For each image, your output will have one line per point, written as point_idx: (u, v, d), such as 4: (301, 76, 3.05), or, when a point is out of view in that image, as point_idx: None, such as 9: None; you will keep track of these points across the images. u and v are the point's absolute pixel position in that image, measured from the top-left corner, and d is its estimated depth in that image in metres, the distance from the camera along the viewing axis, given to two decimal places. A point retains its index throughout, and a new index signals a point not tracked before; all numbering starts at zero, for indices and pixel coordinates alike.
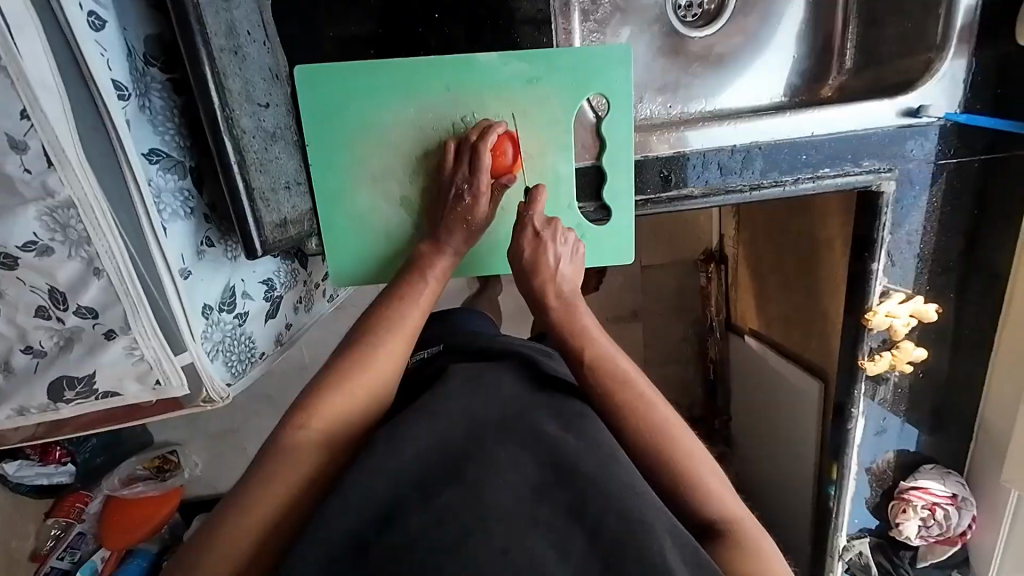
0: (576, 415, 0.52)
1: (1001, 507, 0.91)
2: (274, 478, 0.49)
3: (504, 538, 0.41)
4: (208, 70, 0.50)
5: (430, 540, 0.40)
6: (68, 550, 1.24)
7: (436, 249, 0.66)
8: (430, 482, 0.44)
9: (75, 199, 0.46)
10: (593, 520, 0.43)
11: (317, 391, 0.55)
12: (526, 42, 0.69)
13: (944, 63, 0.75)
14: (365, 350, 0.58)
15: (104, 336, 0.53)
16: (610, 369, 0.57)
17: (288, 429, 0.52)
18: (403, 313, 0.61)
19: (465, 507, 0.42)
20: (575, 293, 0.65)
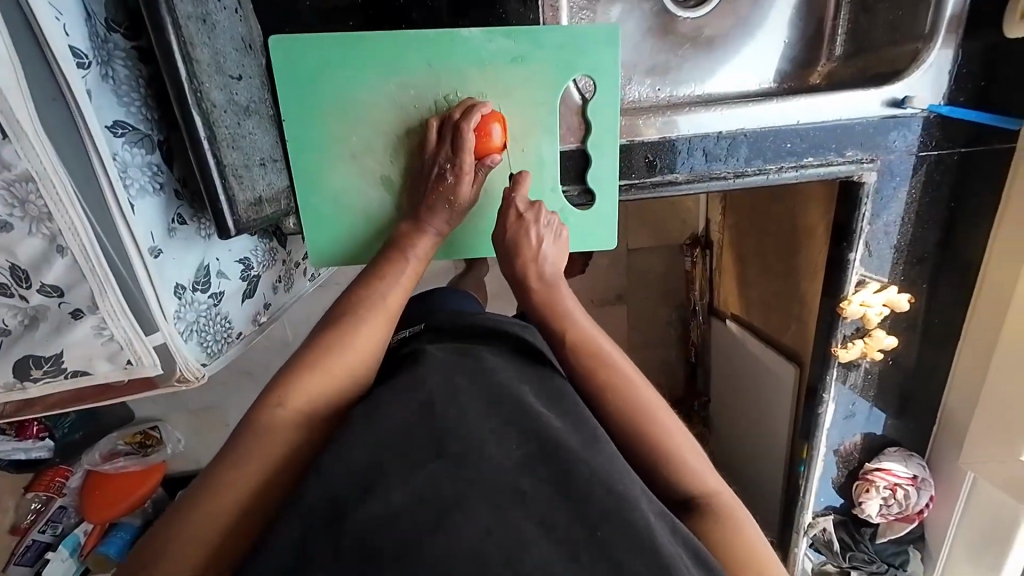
0: (558, 397, 0.54)
1: (958, 487, 0.96)
2: (252, 454, 0.49)
3: (488, 513, 0.41)
4: (174, 40, 0.47)
5: (409, 519, 0.41)
6: (50, 524, 1.25)
7: (417, 230, 0.65)
8: (412, 461, 0.45)
9: (34, 173, 0.44)
10: (577, 501, 0.44)
11: (295, 369, 0.54)
12: (512, 19, 0.67)
13: (932, 54, 0.75)
14: (343, 330, 0.57)
15: (70, 316, 0.51)
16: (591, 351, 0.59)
17: (266, 406, 0.51)
18: (383, 293, 0.61)
19: (444, 487, 0.42)
20: (555, 273, 0.67)
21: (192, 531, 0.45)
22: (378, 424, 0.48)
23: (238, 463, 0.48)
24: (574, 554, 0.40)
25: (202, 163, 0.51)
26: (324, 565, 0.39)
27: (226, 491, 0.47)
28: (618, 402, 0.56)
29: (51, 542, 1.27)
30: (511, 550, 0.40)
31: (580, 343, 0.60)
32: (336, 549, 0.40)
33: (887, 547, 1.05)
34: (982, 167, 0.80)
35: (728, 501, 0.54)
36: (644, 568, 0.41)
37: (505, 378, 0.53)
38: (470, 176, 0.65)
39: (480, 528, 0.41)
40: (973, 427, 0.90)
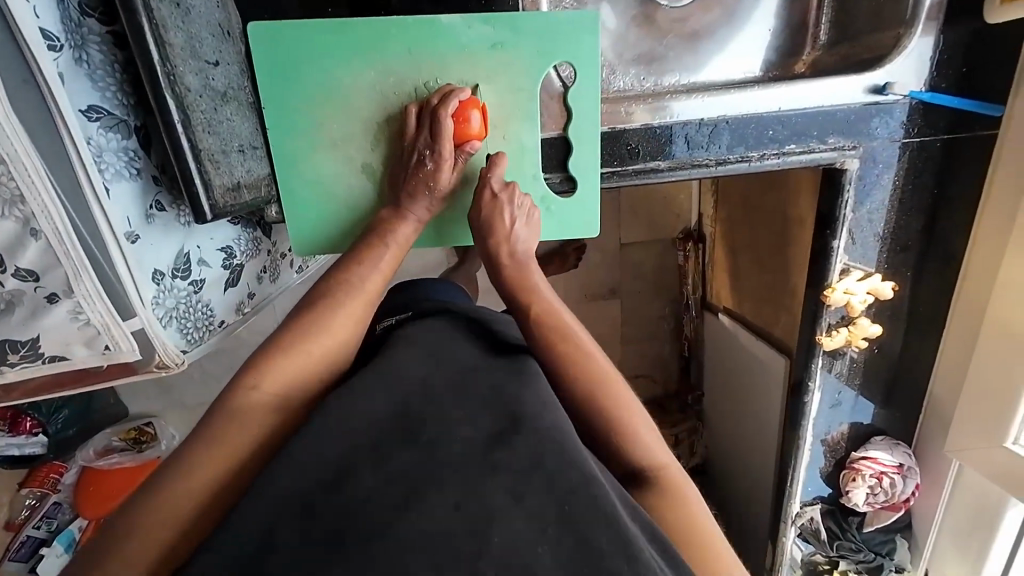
0: (532, 380, 0.54)
1: (943, 474, 0.96)
2: (227, 436, 0.49)
3: (458, 495, 0.41)
4: (146, 22, 0.47)
5: (379, 501, 0.41)
6: (45, 519, 1.26)
7: (397, 216, 0.65)
8: (385, 444, 0.45)
9: (5, 155, 0.44)
10: (548, 486, 0.44)
11: (271, 350, 0.54)
12: (492, 6, 0.68)
13: (912, 40, 0.75)
14: (320, 314, 0.57)
15: (46, 300, 0.51)
16: (559, 328, 0.60)
17: (239, 388, 0.52)
18: (361, 276, 0.61)
19: (415, 471, 0.43)
20: (528, 254, 0.66)
21: (165, 508, 0.46)
22: (354, 408, 0.48)
23: (213, 443, 0.49)
24: (543, 537, 0.41)
25: (176, 147, 0.51)
26: (293, 546, 0.39)
27: (197, 470, 0.47)
28: (588, 382, 0.57)
29: (47, 539, 1.26)
30: (477, 532, 0.40)
31: (548, 319, 0.60)
32: (306, 530, 0.40)
33: (875, 535, 1.06)
34: (965, 153, 0.80)
35: (685, 478, 0.56)
36: (615, 553, 0.41)
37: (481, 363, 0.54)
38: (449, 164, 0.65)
39: (450, 509, 0.41)
40: (959, 415, 0.90)
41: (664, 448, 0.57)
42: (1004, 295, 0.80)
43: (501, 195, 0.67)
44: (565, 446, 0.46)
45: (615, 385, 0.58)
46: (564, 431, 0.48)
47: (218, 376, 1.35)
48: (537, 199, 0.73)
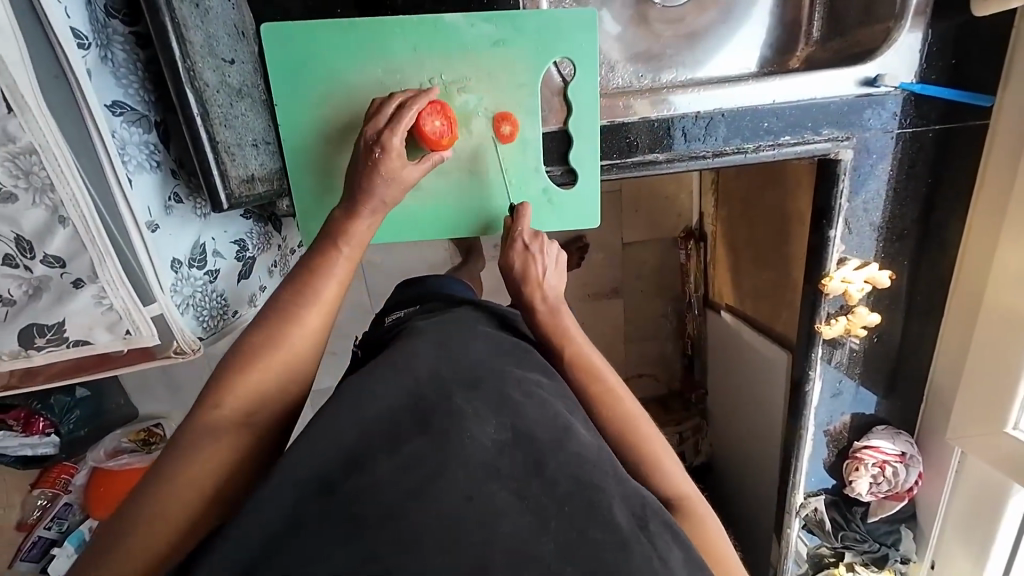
0: (539, 393, 0.56)
1: (947, 463, 0.97)
2: (206, 450, 0.48)
3: (468, 487, 0.44)
4: (168, 21, 0.50)
5: (394, 483, 0.43)
6: (55, 520, 1.31)
7: (350, 215, 0.60)
8: (398, 441, 0.47)
9: (37, 146, 0.47)
10: (548, 479, 0.47)
11: (227, 372, 0.51)
12: (494, 5, 0.70)
13: (902, 33, 0.77)
14: (276, 329, 0.53)
15: (72, 286, 0.54)
16: (585, 367, 0.65)
17: (201, 410, 0.50)
18: (316, 285, 0.56)
19: (429, 456, 0.45)
20: (560, 298, 0.69)
21: (150, 516, 0.45)
22: (366, 401, 0.50)
23: (184, 462, 0.47)
24: (544, 529, 0.43)
25: (196, 141, 0.54)
26: (314, 526, 0.42)
27: (173, 484, 0.46)
28: (619, 417, 0.61)
29: (57, 539, 1.32)
30: (485, 514, 0.43)
31: (575, 360, 0.65)
32: (325, 509, 0.42)
33: (880, 526, 1.05)
34: (957, 144, 0.82)
35: (708, 513, 0.59)
36: (612, 545, 0.44)
37: None
38: (398, 152, 0.62)
39: (459, 496, 0.43)
40: (958, 401, 0.92)
41: (690, 483, 0.60)
42: (1001, 283, 0.82)
43: (531, 246, 0.70)
44: (568, 456, 0.49)
45: (639, 420, 0.62)
46: (568, 437, 0.51)
47: None
48: (538, 191, 0.76)
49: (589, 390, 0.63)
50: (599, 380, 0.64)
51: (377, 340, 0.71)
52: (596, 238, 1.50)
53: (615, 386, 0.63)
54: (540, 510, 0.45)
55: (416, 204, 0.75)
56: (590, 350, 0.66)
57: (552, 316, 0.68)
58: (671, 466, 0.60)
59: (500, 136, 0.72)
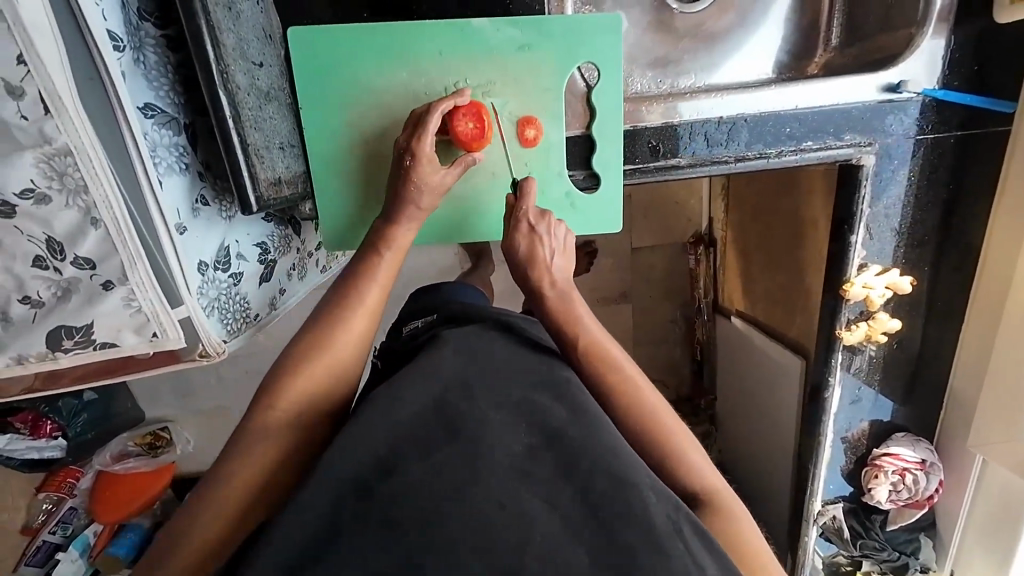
0: (570, 393, 0.55)
1: (968, 470, 0.96)
2: (262, 447, 0.52)
3: (499, 493, 0.43)
4: (204, 24, 0.50)
5: (429, 490, 0.43)
6: (60, 525, 1.28)
7: (390, 224, 0.65)
8: (428, 447, 0.46)
9: (73, 146, 0.47)
10: (580, 482, 0.46)
11: (281, 374, 0.56)
12: (519, 10, 0.71)
13: (925, 40, 0.77)
14: (324, 332, 0.58)
15: (101, 288, 0.53)
16: (607, 360, 0.62)
17: (259, 410, 0.54)
18: (361, 291, 0.60)
19: (464, 460, 0.45)
20: (569, 281, 0.67)
21: (219, 506, 0.50)
22: (394, 406, 0.50)
23: (244, 456, 0.52)
24: (576, 537, 0.43)
25: (227, 144, 0.54)
26: (353, 532, 0.41)
27: (233, 478, 0.51)
28: (641, 412, 0.60)
29: (61, 544, 1.29)
30: (521, 521, 0.42)
31: (595, 351, 0.62)
32: (364, 515, 0.42)
33: (899, 534, 1.05)
34: (978, 149, 0.82)
35: (737, 504, 0.59)
36: (648, 548, 0.43)
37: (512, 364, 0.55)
38: (429, 157, 0.65)
39: (491, 502, 0.43)
40: (979, 408, 0.91)
41: (716, 474, 0.60)
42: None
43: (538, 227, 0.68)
44: (598, 452, 0.48)
45: (663, 414, 0.60)
46: (599, 434, 0.50)
47: (234, 380, 1.37)
48: (561, 195, 0.75)
49: (611, 384, 0.61)
50: (617, 374, 0.62)
51: (398, 349, 0.70)
52: (606, 244, 1.51)
53: (636, 379, 0.61)
54: (574, 518, 0.44)
55: (445, 214, 0.75)
56: (610, 341, 0.64)
57: (565, 309, 0.65)
58: (697, 459, 0.59)
59: (524, 140, 0.72)
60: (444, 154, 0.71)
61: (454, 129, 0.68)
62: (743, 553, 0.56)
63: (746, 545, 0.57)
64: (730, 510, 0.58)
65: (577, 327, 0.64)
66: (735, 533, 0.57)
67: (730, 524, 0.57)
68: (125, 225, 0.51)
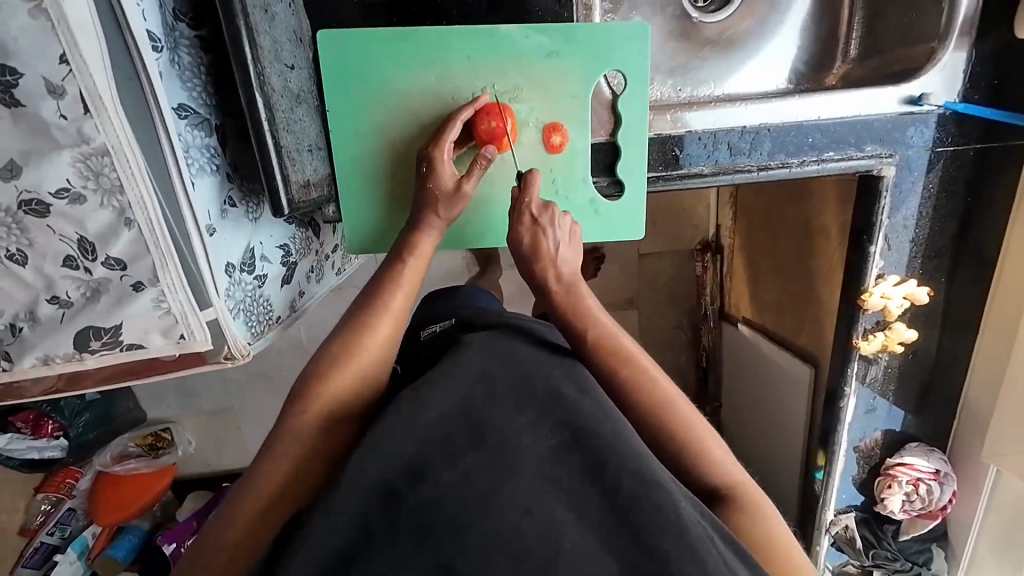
0: (590, 388, 0.54)
1: (982, 480, 0.96)
2: (292, 451, 0.53)
3: (527, 499, 0.42)
4: (243, 26, 0.50)
5: (458, 495, 0.42)
6: (59, 526, 1.27)
7: (415, 229, 0.64)
8: (455, 451, 0.45)
9: (110, 146, 0.46)
10: (609, 486, 0.44)
11: (310, 380, 0.55)
12: (547, 16, 0.71)
13: (946, 53, 0.78)
14: (351, 338, 0.57)
15: (131, 289, 0.53)
16: (620, 354, 0.61)
17: (288, 415, 0.54)
18: (388, 297, 0.60)
19: (493, 465, 0.44)
20: (575, 274, 0.66)
21: (249, 502, 0.52)
22: (421, 410, 0.49)
23: (275, 457, 0.53)
24: (606, 545, 0.42)
25: (262, 146, 0.54)
26: (388, 538, 0.41)
27: (266, 477, 0.52)
28: (654, 408, 0.58)
29: (57, 546, 1.28)
30: (554, 528, 0.41)
31: (607, 345, 0.61)
32: (397, 520, 0.41)
33: (911, 545, 1.06)
34: (996, 161, 0.83)
35: (762, 497, 0.57)
36: (682, 556, 0.42)
37: (538, 369, 0.54)
38: (448, 163, 0.66)
39: (520, 509, 0.42)
40: (993, 419, 0.92)
41: (738, 467, 0.58)
42: None
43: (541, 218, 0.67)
44: (625, 452, 0.46)
45: (683, 409, 0.59)
46: (623, 433, 0.48)
47: (240, 381, 1.36)
48: (584, 201, 0.76)
49: (626, 379, 0.59)
50: (639, 372, 0.60)
51: (418, 355, 0.69)
52: (615, 249, 1.51)
53: (651, 373, 0.60)
54: (603, 526, 0.43)
55: (467, 218, 0.75)
56: (623, 334, 0.63)
57: (573, 305, 0.64)
58: (719, 453, 0.57)
59: (550, 146, 0.72)
60: (466, 157, 0.71)
61: (477, 131, 0.69)
62: (771, 550, 0.54)
63: (774, 540, 0.55)
64: (758, 504, 0.56)
65: (588, 320, 0.62)
66: (762, 529, 0.55)
67: (758, 521, 0.55)
68: (158, 225, 0.51)
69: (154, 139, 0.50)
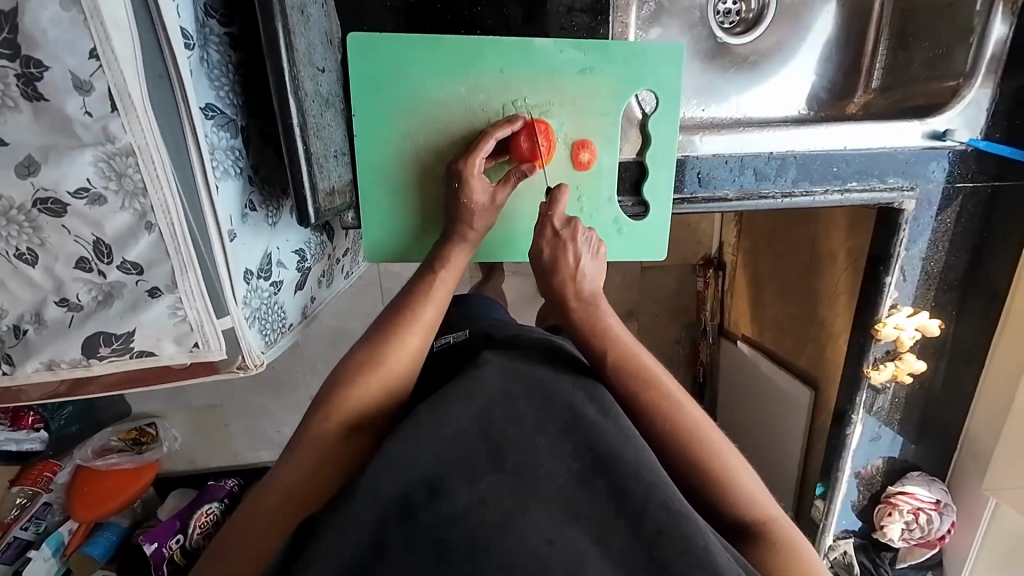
0: (614, 412, 0.48)
1: (980, 513, 0.97)
2: (308, 460, 0.50)
3: (548, 527, 0.37)
4: (280, 29, 0.49)
5: (477, 518, 0.36)
6: (34, 520, 1.22)
7: (447, 242, 0.64)
8: (475, 468, 0.40)
9: (137, 147, 0.44)
10: (633, 513, 0.39)
11: (336, 388, 0.53)
12: (581, 30, 0.70)
13: (972, 91, 0.78)
14: (380, 347, 0.55)
15: (147, 294, 0.51)
16: (639, 374, 0.56)
17: (310, 421, 0.52)
18: (418, 307, 0.59)
19: (515, 487, 0.39)
20: (596, 290, 0.63)
21: (258, 513, 0.48)
22: (439, 422, 0.43)
23: (291, 464, 0.50)
24: None
25: (290, 150, 0.52)
26: (402, 558, 0.35)
27: (277, 485, 0.49)
28: (679, 434, 0.53)
29: (33, 542, 1.23)
30: (577, 563, 0.36)
31: (627, 361, 0.56)
32: (410, 540, 0.36)
33: (907, 572, 1.07)
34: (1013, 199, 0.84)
35: (797, 529, 0.53)
36: None
37: (560, 383, 0.49)
38: (480, 177, 0.64)
39: (541, 538, 0.36)
40: (995, 451, 0.92)
41: (767, 495, 0.54)
42: None
43: (562, 233, 0.65)
44: (648, 477, 0.41)
45: (710, 434, 0.54)
46: (649, 460, 0.43)
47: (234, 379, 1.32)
48: (609, 220, 0.75)
49: (646, 403, 0.55)
50: (659, 392, 0.55)
51: (431, 368, 0.66)
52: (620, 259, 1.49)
53: (675, 395, 0.55)
54: (627, 563, 0.37)
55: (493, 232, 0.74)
56: (642, 352, 0.58)
57: (592, 320, 0.60)
58: (748, 482, 0.53)
59: (578, 163, 0.71)
60: (496, 171, 0.70)
61: (515, 148, 0.67)
62: None
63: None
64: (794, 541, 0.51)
65: (605, 336, 0.58)
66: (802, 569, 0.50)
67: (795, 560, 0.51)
68: (177, 229, 0.48)
69: (178, 139, 0.48)
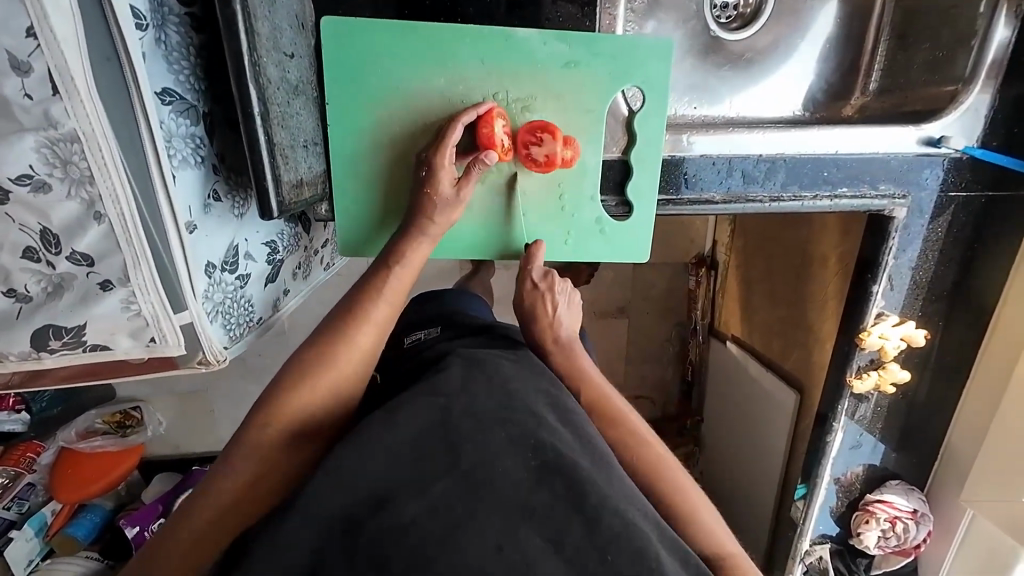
0: (572, 413, 0.47)
1: (955, 524, 0.97)
2: (250, 463, 0.49)
3: (498, 533, 0.35)
4: (239, 10, 0.46)
5: (419, 531, 0.34)
6: (16, 500, 1.18)
7: (408, 237, 0.61)
8: (425, 476, 0.37)
9: (81, 133, 0.42)
10: (589, 517, 0.37)
11: (279, 387, 0.51)
12: (565, 19, 0.66)
13: (970, 96, 0.76)
14: (330, 347, 0.53)
15: (98, 287, 0.48)
16: (606, 409, 0.57)
17: (253, 422, 0.50)
18: (370, 304, 0.56)
19: (465, 493, 0.36)
20: (572, 336, 0.64)
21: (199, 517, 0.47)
22: (391, 427, 0.40)
23: (232, 468, 0.48)
24: None
25: (251, 138, 0.49)
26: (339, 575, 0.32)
27: (220, 489, 0.48)
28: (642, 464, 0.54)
29: (15, 521, 1.19)
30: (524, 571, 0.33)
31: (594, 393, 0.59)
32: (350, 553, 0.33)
33: None
34: (1006, 210, 0.82)
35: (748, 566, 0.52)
36: None
37: (524, 389, 0.47)
38: (448, 167, 0.62)
39: (489, 545, 0.34)
40: (976, 464, 0.92)
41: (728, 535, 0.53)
42: None
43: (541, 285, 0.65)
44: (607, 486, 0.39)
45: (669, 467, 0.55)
46: (605, 467, 0.42)
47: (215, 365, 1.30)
48: (591, 219, 0.72)
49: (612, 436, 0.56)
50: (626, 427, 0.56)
51: (396, 366, 0.64)
52: None
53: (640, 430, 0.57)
54: (580, 563, 0.35)
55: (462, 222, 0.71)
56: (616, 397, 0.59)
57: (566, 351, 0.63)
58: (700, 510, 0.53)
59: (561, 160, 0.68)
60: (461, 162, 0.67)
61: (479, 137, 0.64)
62: None
63: None
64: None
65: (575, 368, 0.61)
66: None
67: None
68: (124, 219, 0.46)
69: (127, 124, 0.45)
